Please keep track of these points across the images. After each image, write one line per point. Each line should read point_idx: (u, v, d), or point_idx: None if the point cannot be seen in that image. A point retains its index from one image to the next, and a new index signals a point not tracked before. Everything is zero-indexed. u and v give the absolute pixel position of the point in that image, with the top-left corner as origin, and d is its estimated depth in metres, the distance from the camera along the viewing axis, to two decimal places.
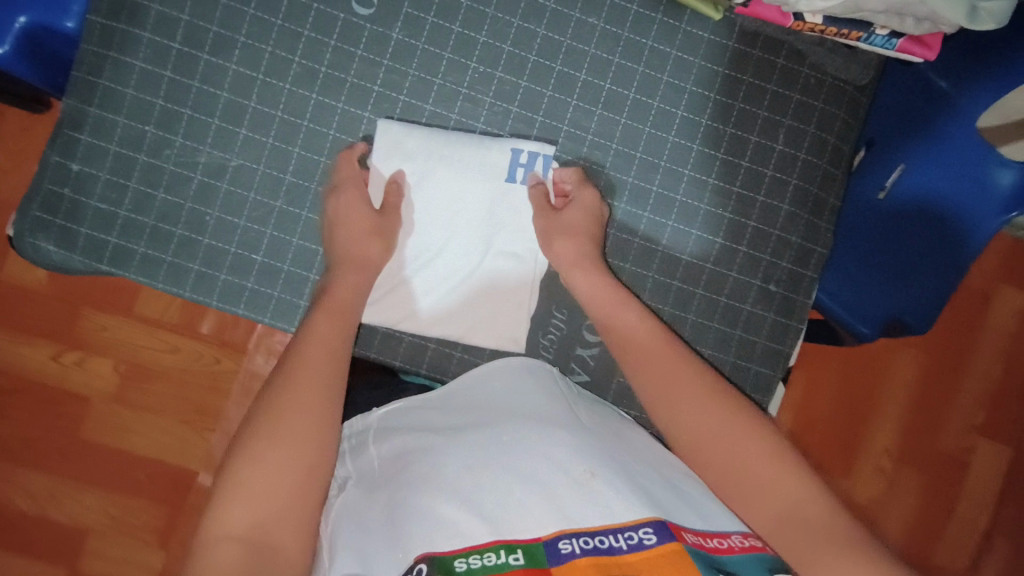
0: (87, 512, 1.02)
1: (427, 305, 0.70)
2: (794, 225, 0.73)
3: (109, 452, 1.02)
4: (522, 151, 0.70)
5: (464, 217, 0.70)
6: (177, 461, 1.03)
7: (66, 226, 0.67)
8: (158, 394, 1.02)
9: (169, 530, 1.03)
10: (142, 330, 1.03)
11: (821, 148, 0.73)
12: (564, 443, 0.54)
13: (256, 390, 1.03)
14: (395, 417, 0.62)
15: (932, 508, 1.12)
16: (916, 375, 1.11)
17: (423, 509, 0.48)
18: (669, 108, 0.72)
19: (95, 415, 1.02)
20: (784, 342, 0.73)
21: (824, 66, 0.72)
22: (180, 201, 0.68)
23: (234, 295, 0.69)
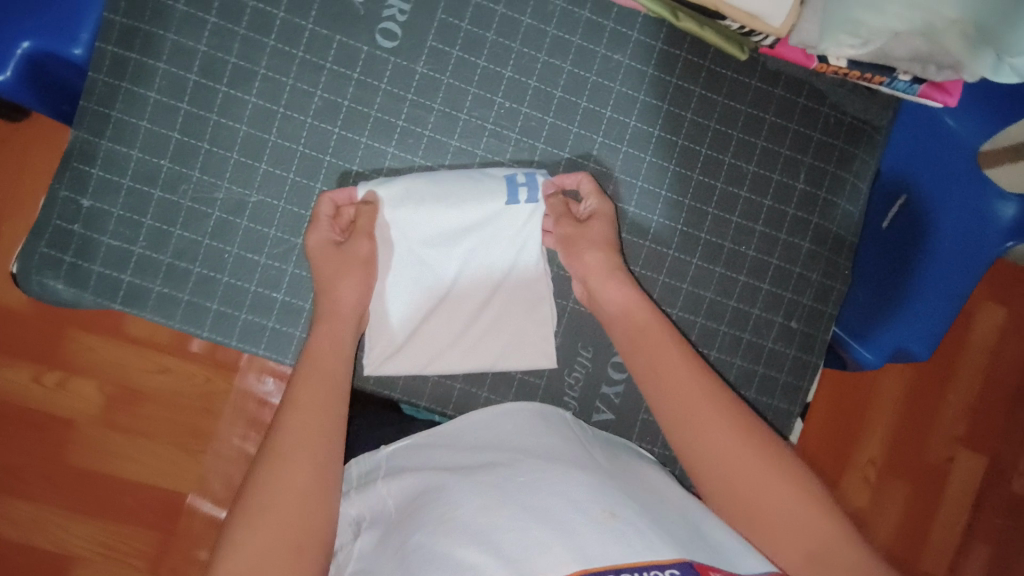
0: (72, 538, 0.95)
1: (448, 344, 0.69)
2: (815, 263, 0.74)
3: (96, 476, 0.95)
4: (517, 173, 0.67)
5: (465, 248, 0.68)
6: (169, 484, 0.96)
7: (76, 264, 0.64)
8: (148, 418, 0.96)
9: (160, 555, 0.96)
10: (132, 350, 0.95)
11: (841, 187, 0.74)
12: (582, 483, 0.51)
13: (248, 409, 0.97)
14: (405, 456, 0.61)
15: (917, 516, 1.09)
16: (900, 388, 1.09)
17: (439, 551, 0.46)
18: (693, 145, 0.72)
19: (83, 439, 0.95)
20: (804, 378, 0.74)
21: (844, 106, 0.73)
22: (196, 238, 0.66)
23: (254, 335, 0.67)
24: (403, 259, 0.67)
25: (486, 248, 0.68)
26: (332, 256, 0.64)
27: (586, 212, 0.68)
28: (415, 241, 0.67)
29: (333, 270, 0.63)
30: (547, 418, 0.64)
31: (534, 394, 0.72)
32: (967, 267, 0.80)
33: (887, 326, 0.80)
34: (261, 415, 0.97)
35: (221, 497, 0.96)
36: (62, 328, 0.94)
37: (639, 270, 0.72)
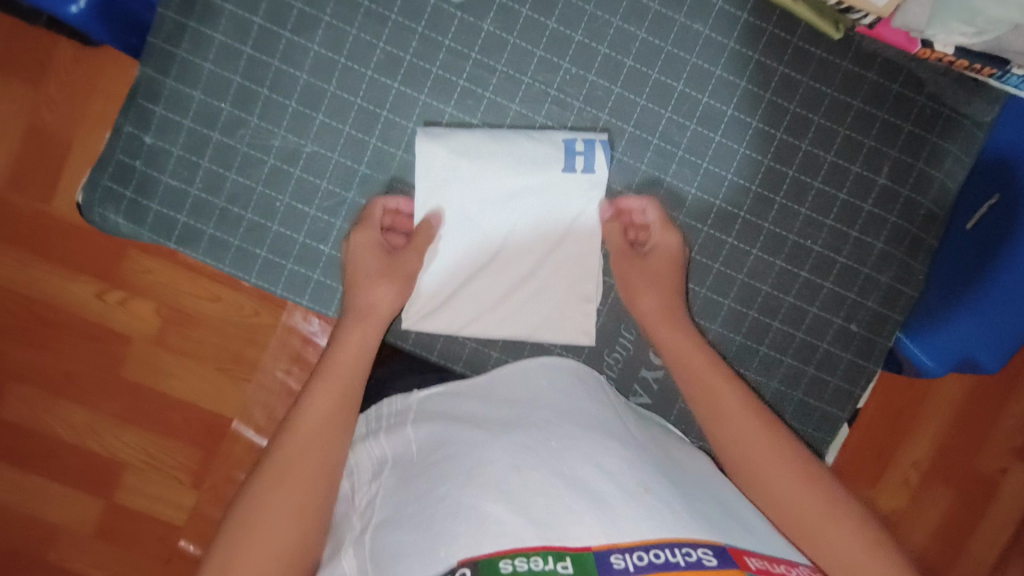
0: (125, 446, 1.00)
1: (486, 309, 0.68)
2: (886, 265, 0.69)
3: (146, 395, 0.99)
4: (577, 140, 0.66)
5: (519, 214, 0.66)
6: (215, 408, 0.99)
7: (136, 201, 0.66)
8: (199, 342, 0.98)
9: (202, 471, 1.01)
10: (187, 277, 0.96)
11: (927, 186, 0.68)
12: (616, 456, 0.51)
13: (292, 344, 0.98)
14: (436, 404, 0.61)
15: (953, 525, 1.04)
16: (958, 394, 1.02)
17: (468, 504, 0.46)
18: (768, 129, 0.67)
19: (137, 359, 0.98)
20: (857, 384, 0.71)
21: (943, 97, 0.67)
22: (250, 184, 0.66)
23: (299, 285, 0.68)
24: (453, 220, 0.66)
25: (539, 215, 0.66)
26: (380, 260, 0.64)
27: (649, 246, 0.67)
28: (467, 206, 0.66)
29: (373, 266, 0.64)
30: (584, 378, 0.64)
31: None
32: None
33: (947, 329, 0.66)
34: (305, 351, 0.99)
35: (262, 426, 1.00)
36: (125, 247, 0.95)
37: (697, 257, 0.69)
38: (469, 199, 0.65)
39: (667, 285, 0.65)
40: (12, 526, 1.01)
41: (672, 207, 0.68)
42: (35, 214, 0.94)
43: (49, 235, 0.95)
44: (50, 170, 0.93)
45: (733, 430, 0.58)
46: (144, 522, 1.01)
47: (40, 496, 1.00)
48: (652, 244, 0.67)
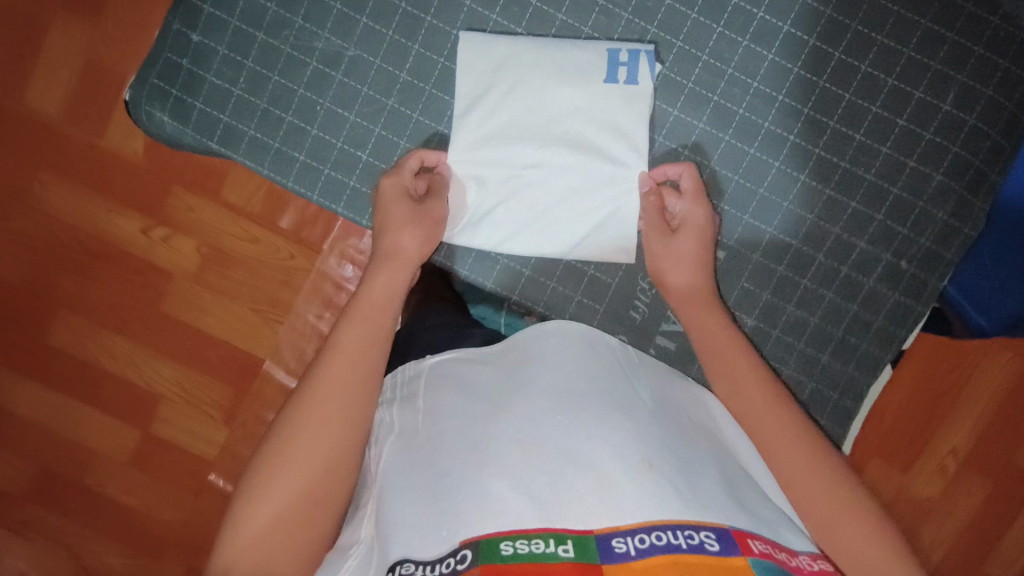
0: (161, 378, 1.03)
1: (523, 219, 0.66)
2: (943, 199, 0.66)
3: (185, 328, 1.01)
4: (622, 50, 0.64)
5: (562, 125, 0.65)
6: (249, 348, 1.01)
7: (182, 98, 0.67)
8: (236, 281, 1.00)
9: (234, 409, 1.03)
10: (226, 218, 0.98)
11: (994, 115, 0.64)
12: (624, 429, 0.50)
13: (325, 290, 1.00)
14: (445, 364, 0.59)
15: (989, 517, 1.00)
16: (1005, 380, 0.98)
17: (474, 484, 0.46)
18: (826, 48, 0.64)
19: (177, 292, 1.00)
20: (903, 325, 0.68)
21: (1020, 19, 0.63)
22: (292, 87, 0.66)
23: (335, 191, 0.68)
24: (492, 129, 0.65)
25: (581, 126, 0.64)
26: (406, 207, 0.62)
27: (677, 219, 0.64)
28: (507, 117, 0.64)
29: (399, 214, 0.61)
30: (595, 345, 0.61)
31: (604, 294, 0.69)
32: None
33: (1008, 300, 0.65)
34: (337, 298, 1.00)
35: (293, 369, 1.01)
36: (167, 185, 0.97)
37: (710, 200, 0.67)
38: (511, 108, 0.64)
39: (693, 261, 0.63)
40: (51, 446, 1.03)
41: (718, 127, 0.66)
42: (88, 146, 0.97)
43: (100, 167, 0.97)
44: (102, 104, 0.95)
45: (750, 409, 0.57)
46: (177, 455, 1.04)
47: (80, 423, 1.03)
48: (681, 217, 0.64)
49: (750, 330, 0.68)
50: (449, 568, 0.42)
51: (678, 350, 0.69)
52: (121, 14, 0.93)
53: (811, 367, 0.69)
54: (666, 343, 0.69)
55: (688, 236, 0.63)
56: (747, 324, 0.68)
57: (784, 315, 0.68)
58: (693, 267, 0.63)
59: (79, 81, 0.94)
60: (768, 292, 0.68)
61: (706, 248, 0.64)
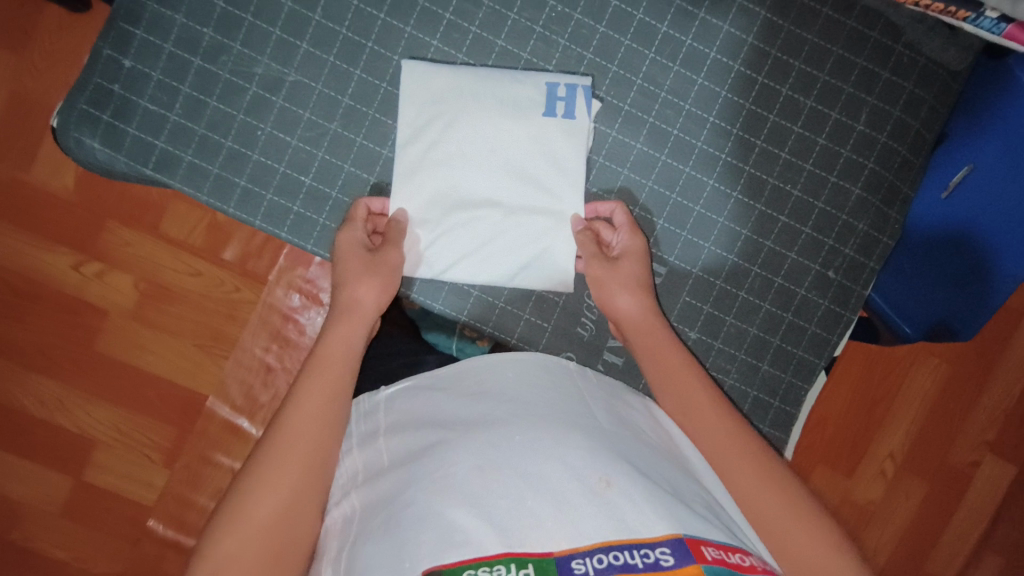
0: (97, 422, 0.98)
1: (467, 246, 0.67)
2: (863, 212, 0.70)
3: (122, 367, 0.98)
4: (559, 85, 0.67)
5: (504, 154, 0.67)
6: (191, 385, 0.98)
7: (114, 124, 0.65)
8: (177, 316, 0.97)
9: (176, 451, 0.99)
10: (164, 250, 0.96)
11: (903, 133, 0.69)
12: (580, 448, 0.51)
13: (272, 322, 0.98)
14: (403, 403, 0.60)
15: (926, 517, 1.05)
16: (933, 384, 1.04)
17: (431, 513, 0.46)
18: (750, 73, 0.68)
19: (113, 331, 0.97)
20: (835, 331, 0.71)
21: (920, 46, 0.68)
22: (231, 112, 0.65)
23: (278, 217, 0.67)
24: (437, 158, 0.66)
25: (523, 154, 0.67)
26: (362, 260, 0.62)
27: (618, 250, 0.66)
28: (451, 145, 0.66)
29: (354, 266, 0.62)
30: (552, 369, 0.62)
31: (551, 313, 0.69)
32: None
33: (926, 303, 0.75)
34: (285, 329, 0.99)
35: (239, 405, 0.99)
36: (102, 221, 0.95)
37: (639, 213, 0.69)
38: (456, 138, 0.66)
39: (636, 285, 0.65)
40: None
41: (654, 148, 0.68)
42: (15, 181, 0.93)
43: (30, 204, 0.94)
44: (32, 134, 0.93)
45: (704, 432, 0.59)
46: (114, 502, 0.99)
47: (10, 474, 0.98)
48: (620, 248, 0.66)
49: (693, 343, 0.70)
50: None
51: (626, 364, 0.70)
52: (51, 44, 0.91)
53: (752, 377, 0.71)
54: (614, 358, 0.70)
55: (630, 262, 0.65)
56: (690, 337, 0.70)
57: (725, 327, 0.70)
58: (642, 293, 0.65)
59: (5, 111, 0.92)
60: (709, 305, 0.70)
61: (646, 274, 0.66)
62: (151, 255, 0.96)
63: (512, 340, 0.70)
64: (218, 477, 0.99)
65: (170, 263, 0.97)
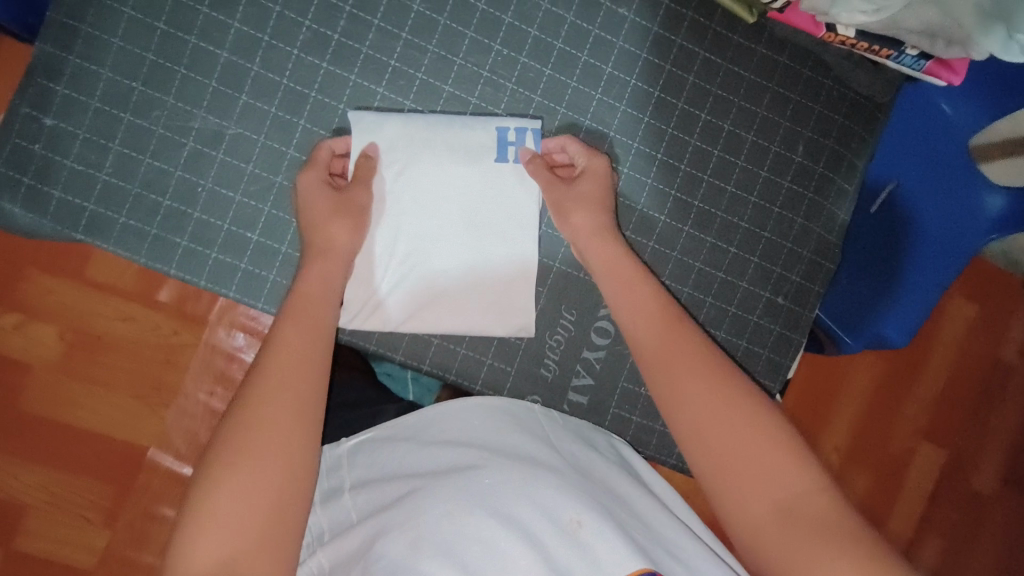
0: (24, 486, 0.90)
1: (425, 298, 0.66)
2: (807, 239, 0.73)
3: (52, 425, 0.91)
4: (509, 128, 0.66)
5: (459, 204, 0.66)
6: (131, 436, 0.92)
7: (36, 187, 0.60)
8: (110, 367, 0.91)
9: (115, 509, 0.92)
10: (94, 300, 0.91)
11: (838, 163, 0.73)
12: (550, 485, 0.52)
13: (216, 365, 0.93)
14: (367, 457, 0.60)
15: (872, 504, 1.09)
16: (870, 380, 1.08)
17: (406, 568, 0.46)
18: (693, 110, 0.70)
19: (41, 387, 0.90)
20: (787, 355, 0.74)
21: (847, 80, 0.72)
22: (168, 169, 0.62)
23: (225, 275, 0.63)
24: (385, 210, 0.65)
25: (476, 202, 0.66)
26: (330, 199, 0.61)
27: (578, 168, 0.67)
28: (403, 199, 0.65)
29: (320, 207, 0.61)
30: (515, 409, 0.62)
31: (513, 357, 0.69)
32: (949, 261, 0.76)
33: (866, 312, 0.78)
34: (230, 371, 0.94)
35: (183, 453, 0.93)
36: (22, 268, 0.89)
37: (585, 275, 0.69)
38: (407, 193, 0.65)
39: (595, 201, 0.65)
40: None
41: None
42: None
43: None
44: None
45: (686, 403, 0.54)
46: (49, 570, 0.91)
47: None
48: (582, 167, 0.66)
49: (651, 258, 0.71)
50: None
51: (591, 404, 0.70)
52: None
53: None
54: (579, 398, 0.70)
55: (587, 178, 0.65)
56: None
57: None
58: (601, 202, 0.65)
59: None
60: None
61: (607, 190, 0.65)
62: (81, 308, 0.91)
63: (476, 386, 0.69)
64: (162, 532, 0.92)
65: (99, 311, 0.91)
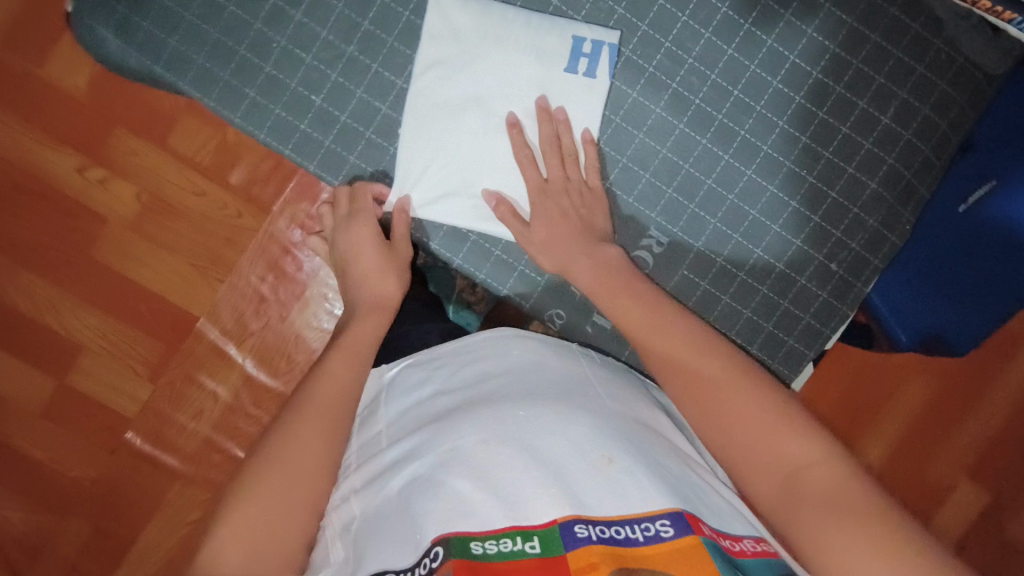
0: (85, 327, 1.05)
1: (466, 194, 0.66)
2: (877, 208, 0.69)
3: (114, 276, 1.04)
4: (585, 40, 0.65)
5: (519, 107, 0.65)
6: (184, 303, 1.05)
7: (128, 16, 0.64)
8: (176, 234, 1.03)
9: (160, 366, 1.06)
10: (172, 166, 1.02)
11: (929, 133, 0.68)
12: (583, 421, 0.50)
13: (272, 252, 1.05)
14: (403, 382, 0.61)
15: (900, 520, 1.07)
16: (921, 402, 1.06)
17: (437, 484, 0.46)
18: (781, 50, 0.66)
19: (110, 237, 1.03)
20: (828, 325, 0.70)
21: (959, 44, 0.66)
22: (249, 20, 0.64)
23: (284, 133, 0.66)
24: (442, 104, 0.65)
25: (512, 132, 0.65)
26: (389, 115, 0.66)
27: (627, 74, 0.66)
28: (468, 91, 0.65)
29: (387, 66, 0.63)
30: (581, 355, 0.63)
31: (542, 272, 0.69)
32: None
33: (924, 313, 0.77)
34: (282, 261, 1.05)
35: (227, 329, 1.06)
36: (111, 125, 1.01)
37: (610, 186, 0.68)
38: (473, 83, 0.65)
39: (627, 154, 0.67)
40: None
41: (673, 114, 0.67)
42: (25, 73, 0.99)
43: (38, 95, 1.00)
44: (48, 31, 0.98)
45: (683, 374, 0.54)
46: (97, 406, 1.06)
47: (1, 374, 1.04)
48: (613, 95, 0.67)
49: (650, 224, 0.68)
50: (424, 568, 0.42)
51: (614, 331, 0.69)
52: None
53: None
54: (603, 323, 0.69)
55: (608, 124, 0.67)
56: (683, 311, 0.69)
57: (719, 305, 0.70)
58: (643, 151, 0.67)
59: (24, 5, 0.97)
60: (706, 281, 0.69)
61: (656, 98, 0.67)
62: (154, 168, 1.03)
63: (502, 290, 0.69)
64: (199, 398, 1.07)
65: (172, 177, 1.03)
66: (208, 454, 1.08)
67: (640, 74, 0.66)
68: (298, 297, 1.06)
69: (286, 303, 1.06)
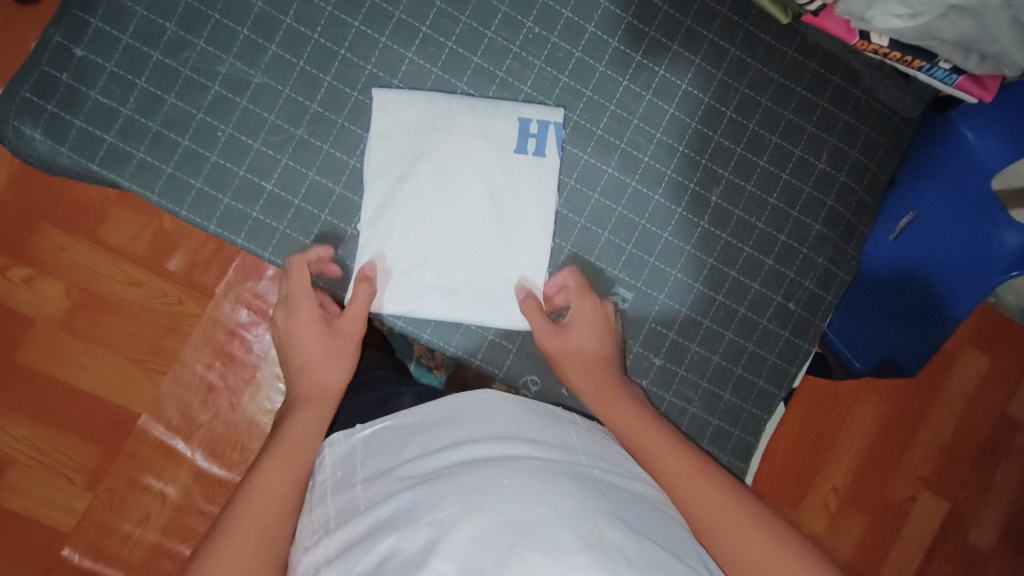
0: (14, 442, 0.97)
1: (435, 286, 0.65)
2: (824, 247, 0.71)
3: (46, 385, 0.98)
4: (531, 120, 0.67)
5: (474, 189, 0.65)
6: (123, 404, 0.99)
7: (58, 114, 0.61)
8: (113, 333, 0.99)
9: (99, 474, 0.98)
10: (107, 262, 0.98)
11: (860, 174, 0.72)
12: (572, 496, 0.47)
13: (217, 338, 1.00)
14: (381, 447, 0.56)
15: (871, 544, 1.10)
16: (873, 421, 1.11)
17: (419, 566, 0.42)
18: (718, 106, 0.70)
19: (39, 342, 0.98)
20: (794, 363, 0.72)
21: (876, 92, 0.72)
22: (192, 111, 0.63)
23: (235, 222, 0.64)
24: (398, 183, 0.64)
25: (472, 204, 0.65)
26: (347, 201, 0.65)
27: (576, 137, 0.68)
28: (421, 182, 0.65)
29: None
30: (541, 413, 0.60)
31: (514, 338, 0.68)
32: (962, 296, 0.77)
33: (877, 340, 0.79)
34: (230, 346, 1.01)
35: (174, 424, 1.00)
36: (36, 223, 0.97)
37: (567, 247, 0.68)
38: (428, 169, 0.65)
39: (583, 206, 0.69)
40: None
41: (625, 173, 0.69)
42: None
43: None
44: None
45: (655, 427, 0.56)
46: (27, 527, 0.97)
47: None
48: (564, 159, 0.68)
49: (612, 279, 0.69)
50: None
51: None
52: None
53: (714, 405, 0.71)
54: None
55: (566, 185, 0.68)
56: (654, 364, 0.70)
57: (688, 355, 0.70)
58: (598, 207, 0.69)
59: None
60: (674, 332, 0.70)
61: (607, 157, 0.69)
62: (85, 265, 0.98)
63: (474, 362, 0.68)
64: (145, 502, 0.98)
65: (106, 274, 0.99)
66: (157, 562, 0.98)
67: (589, 137, 0.68)
68: (250, 380, 1.01)
69: (237, 390, 1.01)
